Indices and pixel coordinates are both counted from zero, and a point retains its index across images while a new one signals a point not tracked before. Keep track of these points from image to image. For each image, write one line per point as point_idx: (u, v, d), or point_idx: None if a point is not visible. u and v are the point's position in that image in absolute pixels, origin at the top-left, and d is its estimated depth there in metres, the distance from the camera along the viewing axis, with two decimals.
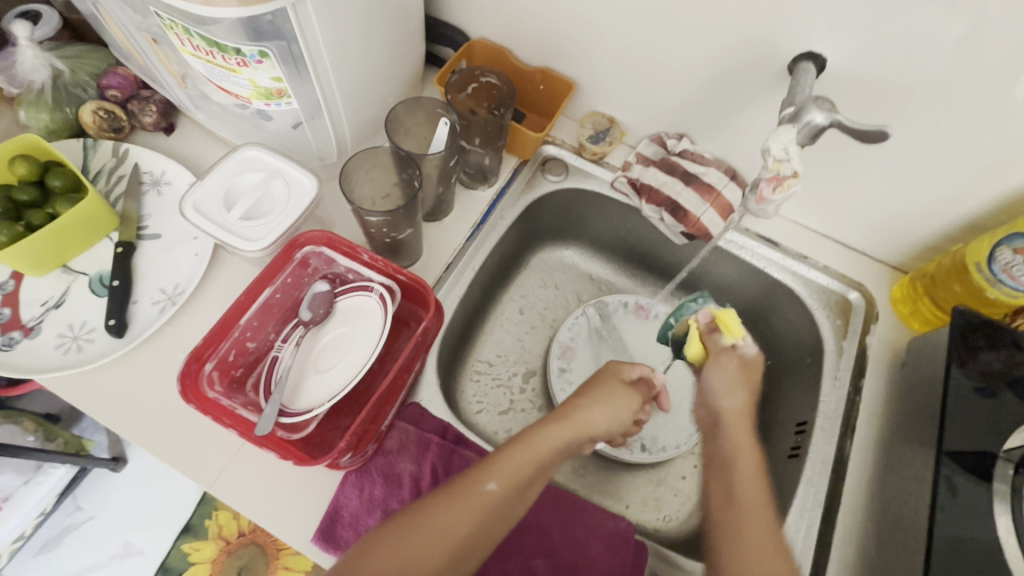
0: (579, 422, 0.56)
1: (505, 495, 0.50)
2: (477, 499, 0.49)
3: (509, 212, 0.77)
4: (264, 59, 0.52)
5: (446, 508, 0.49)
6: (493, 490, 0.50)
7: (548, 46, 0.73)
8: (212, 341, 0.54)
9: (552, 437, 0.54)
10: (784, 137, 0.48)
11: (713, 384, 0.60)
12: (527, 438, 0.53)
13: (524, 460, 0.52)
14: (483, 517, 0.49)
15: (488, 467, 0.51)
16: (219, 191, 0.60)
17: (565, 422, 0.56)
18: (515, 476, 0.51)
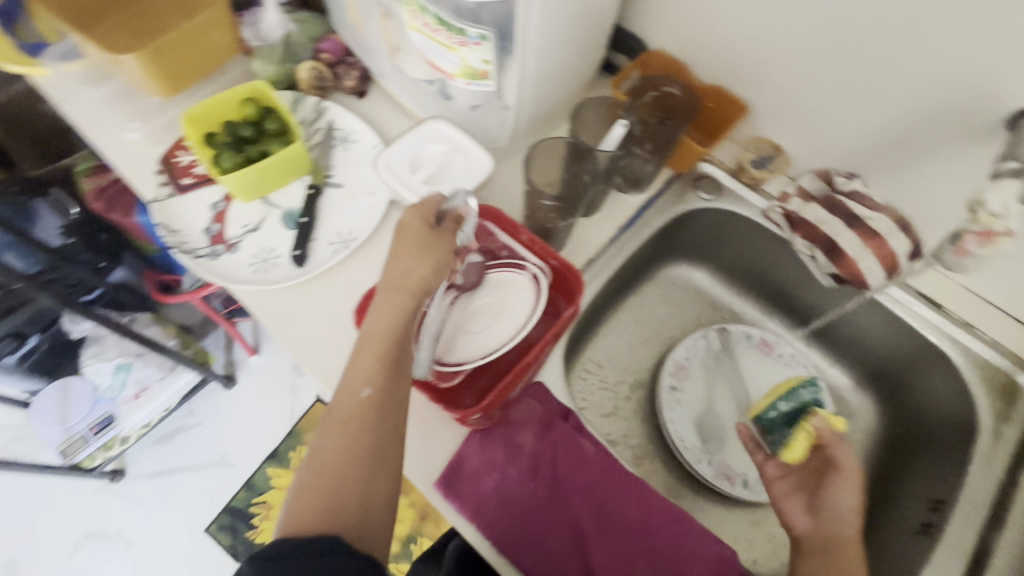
0: (398, 283, 0.54)
1: (370, 365, 0.51)
2: (357, 408, 0.49)
3: (653, 220, 0.78)
4: (483, 42, 0.57)
5: (341, 433, 0.48)
6: (368, 394, 0.50)
7: (728, 65, 0.73)
8: (383, 284, 0.61)
9: (380, 297, 0.54)
10: (1004, 191, 0.45)
11: (834, 492, 0.56)
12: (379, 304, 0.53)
13: (374, 351, 0.51)
14: (358, 424, 0.48)
15: (361, 375, 0.50)
16: (407, 156, 0.67)
17: (389, 295, 0.53)
18: (363, 354, 0.52)
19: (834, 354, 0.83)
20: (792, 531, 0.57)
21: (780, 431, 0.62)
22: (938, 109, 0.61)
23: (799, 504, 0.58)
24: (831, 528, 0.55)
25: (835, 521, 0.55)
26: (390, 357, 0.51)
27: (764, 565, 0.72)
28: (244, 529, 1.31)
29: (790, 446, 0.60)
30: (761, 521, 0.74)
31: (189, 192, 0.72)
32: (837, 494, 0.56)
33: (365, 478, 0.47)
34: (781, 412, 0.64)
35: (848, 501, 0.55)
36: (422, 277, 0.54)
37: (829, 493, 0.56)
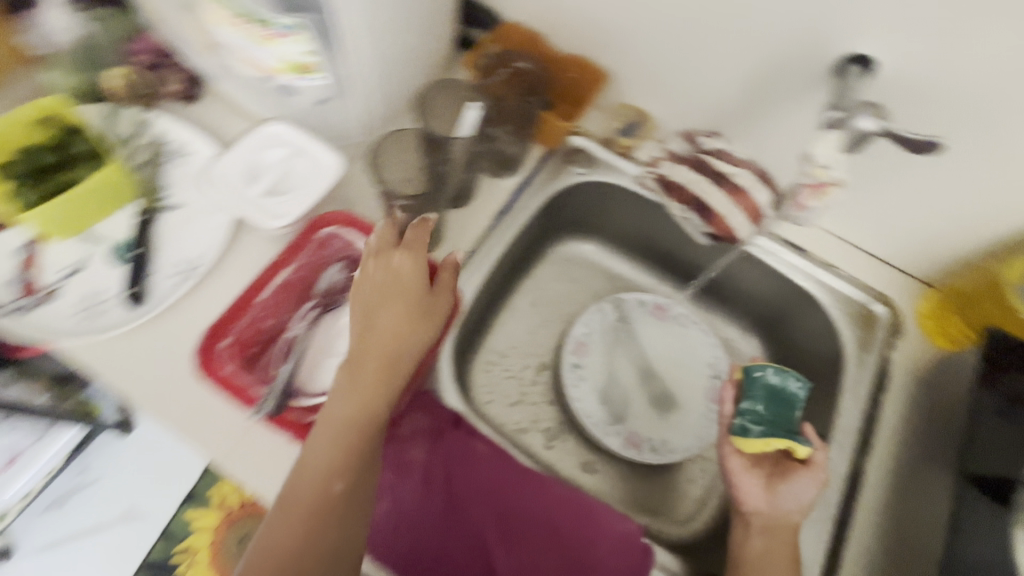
0: (386, 359, 0.51)
1: (336, 447, 0.48)
2: (325, 501, 0.47)
3: (530, 202, 0.76)
4: (298, 31, 0.50)
5: (304, 520, 0.46)
6: (339, 490, 0.47)
7: (581, 32, 0.71)
8: (231, 315, 0.55)
9: (376, 356, 0.51)
10: (828, 145, 0.47)
11: (792, 485, 0.58)
12: (357, 367, 0.50)
13: (343, 436, 0.49)
14: (333, 516, 0.47)
15: (336, 468, 0.48)
16: (243, 166, 0.60)
17: (368, 367, 0.50)
18: (330, 430, 0.49)
19: (723, 308, 0.85)
20: (743, 506, 0.58)
21: (752, 424, 0.60)
22: (777, 63, 0.61)
23: (755, 483, 0.59)
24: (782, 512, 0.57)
25: (785, 507, 0.57)
26: (365, 429, 0.49)
27: (680, 524, 0.73)
28: None
29: (754, 441, 0.59)
30: (671, 480, 0.76)
31: None
32: (796, 486, 0.58)
33: (327, 567, 0.46)
34: (766, 408, 0.60)
35: (800, 496, 0.57)
36: (397, 346, 0.51)
37: (790, 482, 0.58)
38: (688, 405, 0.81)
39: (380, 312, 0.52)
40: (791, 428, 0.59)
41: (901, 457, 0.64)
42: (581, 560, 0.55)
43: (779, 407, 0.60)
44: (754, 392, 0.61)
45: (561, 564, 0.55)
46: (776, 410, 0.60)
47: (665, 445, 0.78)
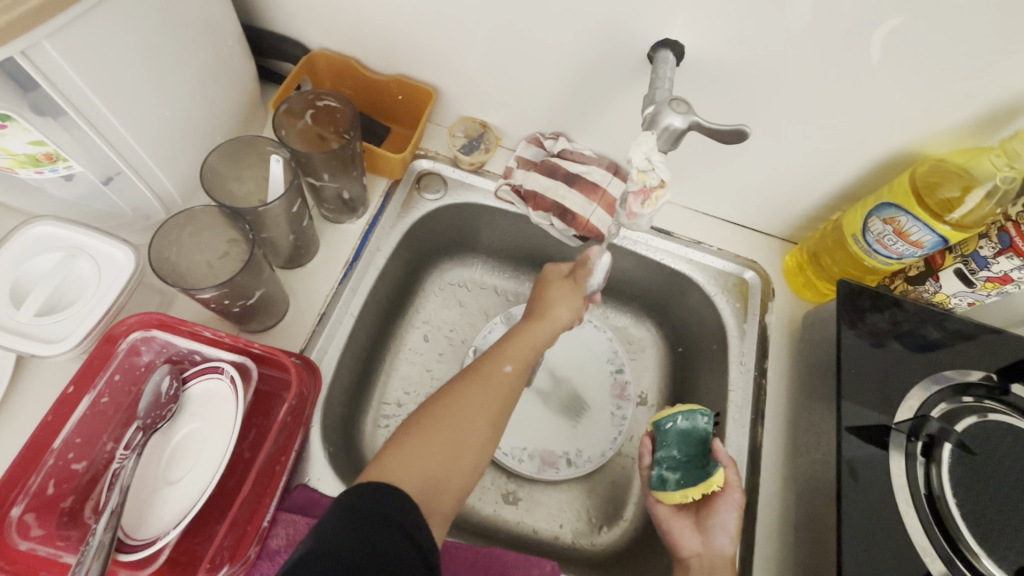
0: (546, 317, 0.61)
1: (488, 402, 0.53)
2: (496, 379, 0.55)
3: (386, 241, 0.69)
4: (8, 123, 0.41)
5: (476, 389, 0.54)
6: (509, 370, 0.56)
7: (396, 52, 0.65)
8: (18, 474, 0.44)
9: (509, 355, 0.57)
10: (645, 145, 0.44)
11: (720, 518, 0.57)
12: (503, 348, 0.58)
13: (522, 345, 0.59)
14: (504, 392, 0.55)
15: (504, 354, 0.57)
16: (2, 286, 0.48)
17: (536, 320, 0.61)
18: (489, 391, 0.54)
19: (612, 300, 0.85)
20: (681, 551, 0.57)
21: (669, 473, 0.60)
22: (595, 58, 0.59)
23: (687, 525, 0.58)
24: (716, 547, 0.55)
25: (718, 543, 0.55)
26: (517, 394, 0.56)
27: (608, 528, 0.72)
28: None
29: (672, 493, 0.59)
30: (595, 487, 0.75)
31: None
32: (723, 516, 0.57)
33: (459, 460, 0.50)
34: (681, 452, 0.60)
35: (729, 527, 0.56)
36: (514, 364, 0.57)
37: (717, 513, 0.57)
38: (598, 409, 0.78)
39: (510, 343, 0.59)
40: (706, 465, 0.59)
41: (791, 419, 0.65)
42: None
43: (693, 447, 0.60)
44: (666, 439, 0.61)
45: None
46: (691, 452, 0.60)
47: (580, 455, 0.75)
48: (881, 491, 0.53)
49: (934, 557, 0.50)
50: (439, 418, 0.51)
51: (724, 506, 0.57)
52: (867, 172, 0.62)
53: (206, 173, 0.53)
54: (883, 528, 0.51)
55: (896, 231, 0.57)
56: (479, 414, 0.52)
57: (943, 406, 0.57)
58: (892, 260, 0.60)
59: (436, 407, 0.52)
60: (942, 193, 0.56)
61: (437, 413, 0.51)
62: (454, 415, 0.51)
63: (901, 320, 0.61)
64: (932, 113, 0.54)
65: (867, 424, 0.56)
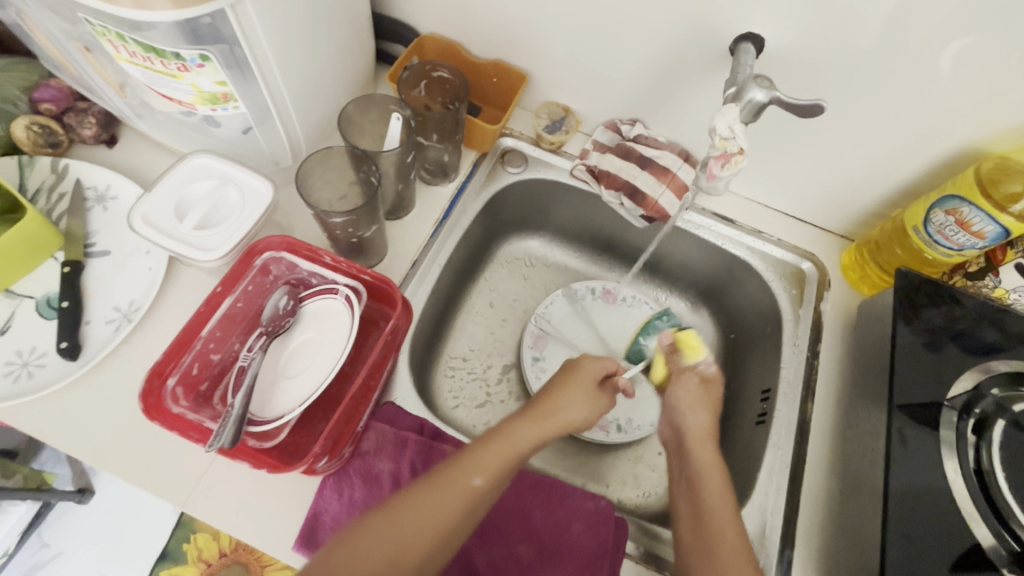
0: (554, 417, 0.57)
1: (436, 517, 0.48)
2: (462, 491, 0.49)
3: (471, 206, 0.77)
4: (206, 63, 0.51)
5: (434, 498, 0.48)
6: (478, 485, 0.50)
7: (498, 38, 0.73)
8: (173, 355, 0.53)
9: (483, 466, 0.51)
10: (728, 116, 0.51)
11: (680, 400, 0.67)
12: (482, 452, 0.52)
13: (506, 453, 0.52)
14: (466, 508, 0.49)
15: (478, 463, 0.51)
16: (170, 203, 0.58)
17: (539, 422, 0.56)
18: (446, 505, 0.48)
19: (669, 285, 0.89)
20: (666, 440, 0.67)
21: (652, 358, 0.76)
22: (681, 49, 0.65)
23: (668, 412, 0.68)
24: (686, 426, 0.65)
25: (690, 421, 0.65)
26: (481, 510, 0.50)
27: (653, 496, 0.75)
28: None
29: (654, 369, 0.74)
30: (642, 456, 0.79)
31: None
32: (683, 402, 0.66)
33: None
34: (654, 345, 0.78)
35: (687, 396, 0.67)
36: (488, 477, 0.50)
37: (676, 402, 0.67)
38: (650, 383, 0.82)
39: (495, 448, 0.52)
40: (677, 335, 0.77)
41: (842, 399, 0.68)
42: (555, 546, 0.56)
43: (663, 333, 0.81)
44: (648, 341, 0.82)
45: (537, 552, 0.56)
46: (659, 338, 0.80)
47: (631, 423, 0.79)
48: (930, 460, 0.56)
49: (979, 524, 0.53)
50: (382, 521, 0.47)
51: (676, 382, 0.69)
52: (932, 169, 0.66)
53: (345, 121, 0.64)
54: (929, 495, 0.54)
55: (958, 222, 0.60)
56: (427, 527, 0.47)
57: (997, 391, 0.59)
58: (953, 252, 0.63)
59: (384, 508, 0.48)
60: (1005, 189, 0.58)
61: (384, 513, 0.47)
62: (393, 527, 0.46)
63: (958, 317, 0.63)
64: (1003, 112, 0.57)
65: (919, 402, 0.59)
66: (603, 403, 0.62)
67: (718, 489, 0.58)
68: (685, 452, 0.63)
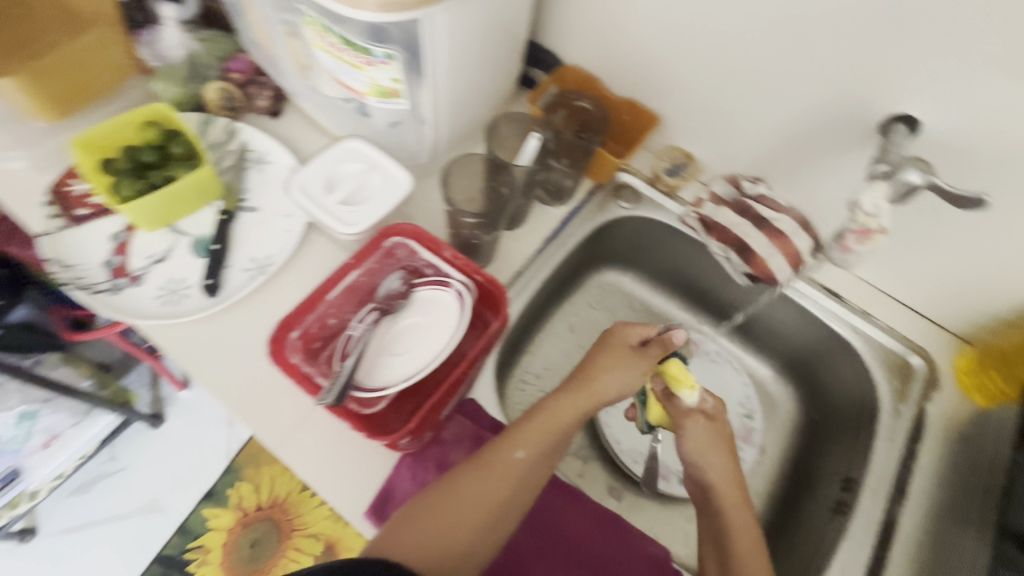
0: (591, 387, 0.57)
1: (495, 492, 0.51)
2: (507, 465, 0.52)
3: (578, 230, 0.80)
4: (390, 61, 0.57)
5: (484, 475, 0.52)
6: (520, 457, 0.53)
7: (639, 79, 0.76)
8: (301, 311, 0.59)
9: (522, 439, 0.54)
10: (876, 193, 0.51)
11: (690, 452, 0.58)
12: (521, 429, 0.55)
13: (546, 426, 0.55)
14: (513, 481, 0.52)
15: (517, 437, 0.54)
16: (322, 176, 0.65)
17: (579, 392, 0.57)
18: (495, 482, 0.51)
19: (755, 349, 0.87)
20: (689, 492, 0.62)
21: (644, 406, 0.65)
22: (826, 120, 0.65)
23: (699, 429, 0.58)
24: (708, 479, 0.58)
25: (707, 476, 0.58)
26: (533, 479, 0.53)
27: None
28: None
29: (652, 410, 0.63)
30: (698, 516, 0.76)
31: (85, 223, 0.67)
32: (696, 445, 0.58)
33: (461, 546, 0.49)
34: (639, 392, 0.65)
35: (696, 436, 0.58)
36: (532, 449, 0.54)
37: (687, 442, 0.58)
38: None
39: (535, 425, 0.55)
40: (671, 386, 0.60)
41: (936, 510, 0.63)
42: None
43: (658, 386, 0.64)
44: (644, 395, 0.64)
45: None
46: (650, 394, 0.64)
47: None
48: None
49: None
50: (439, 500, 0.50)
51: (681, 428, 0.59)
52: None
53: (493, 132, 0.72)
54: None
55: None
56: (479, 506, 0.50)
57: None
58: None
59: (439, 488, 0.51)
60: None
61: (441, 494, 0.51)
62: (450, 505, 0.50)
63: None
64: None
65: None
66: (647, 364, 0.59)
67: (753, 549, 0.55)
68: (710, 510, 0.58)
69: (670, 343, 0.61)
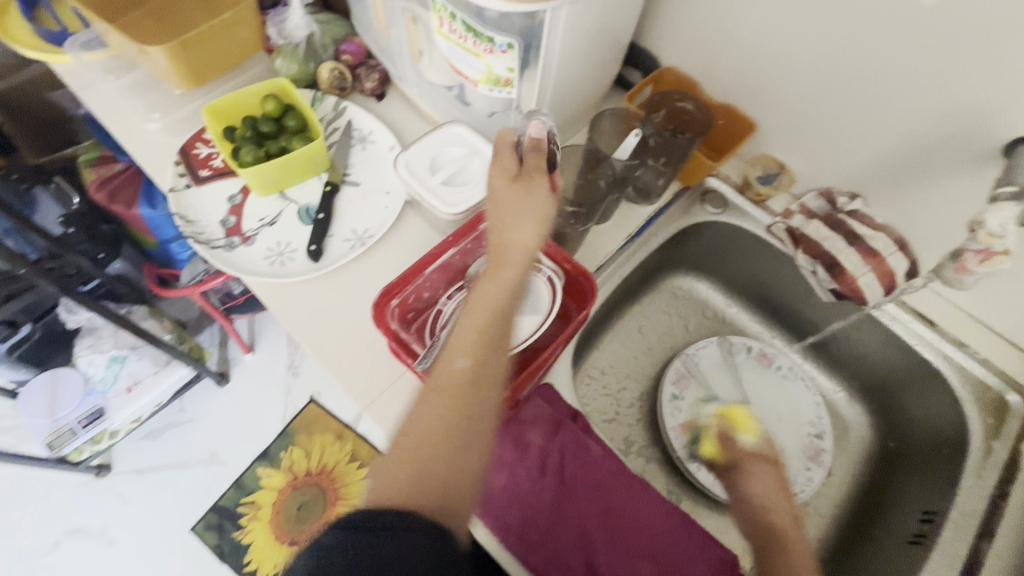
0: (497, 247, 0.51)
1: (448, 405, 0.47)
2: (455, 378, 0.47)
3: (659, 232, 0.81)
4: (509, 50, 0.59)
5: (434, 395, 0.47)
6: (462, 365, 0.48)
7: (740, 85, 0.76)
8: (400, 282, 0.61)
9: (460, 346, 0.48)
10: (1004, 213, 0.49)
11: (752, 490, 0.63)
12: (458, 335, 0.49)
13: (484, 317, 0.49)
14: (461, 391, 0.47)
15: (456, 345, 0.49)
16: (427, 157, 0.68)
17: (502, 264, 0.51)
18: (435, 399, 0.47)
19: (829, 368, 0.85)
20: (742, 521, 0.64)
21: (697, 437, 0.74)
22: (942, 137, 0.63)
23: (761, 476, 0.64)
24: (770, 518, 0.60)
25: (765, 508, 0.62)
26: (490, 383, 0.48)
27: None
28: (231, 528, 1.34)
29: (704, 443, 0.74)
30: None
31: (206, 184, 0.72)
32: (757, 485, 0.63)
33: (461, 472, 0.46)
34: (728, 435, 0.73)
35: (763, 483, 0.63)
36: (479, 350, 0.48)
37: (749, 483, 0.64)
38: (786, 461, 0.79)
39: (467, 325, 0.49)
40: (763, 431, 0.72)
41: None
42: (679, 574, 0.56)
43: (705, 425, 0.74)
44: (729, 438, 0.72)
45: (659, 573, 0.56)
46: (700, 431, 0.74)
47: None
48: None
49: None
50: (435, 441, 0.46)
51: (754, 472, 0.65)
52: None
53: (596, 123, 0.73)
54: None
55: None
56: (432, 430, 0.46)
57: None
58: None
59: (422, 427, 0.47)
60: None
61: (423, 432, 0.47)
62: (442, 441, 0.46)
63: None
64: None
65: None
66: (548, 203, 0.52)
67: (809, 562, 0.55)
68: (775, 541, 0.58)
69: (541, 144, 0.55)
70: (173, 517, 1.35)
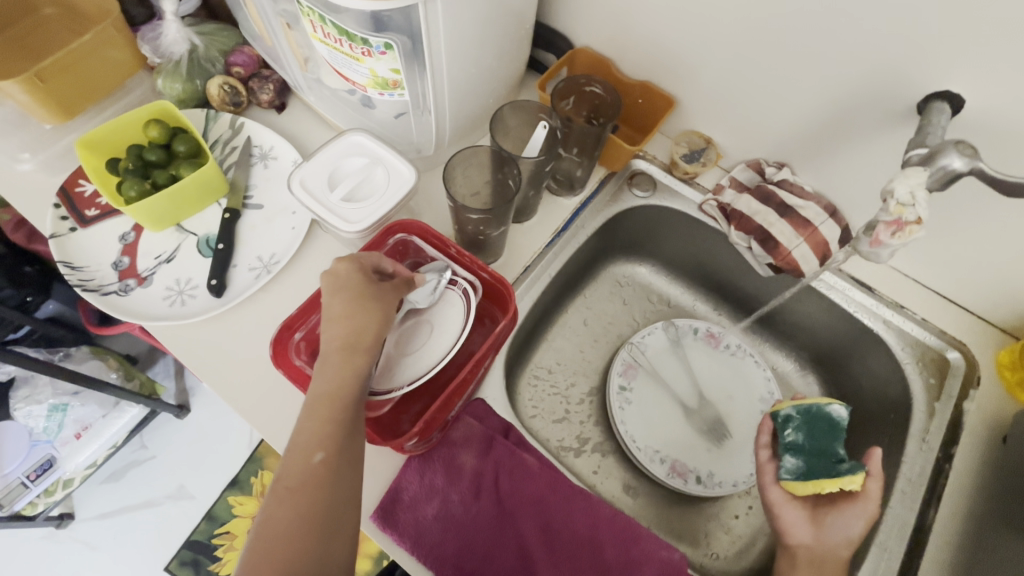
0: (348, 338, 0.50)
1: (300, 504, 0.44)
2: (311, 475, 0.45)
3: (590, 222, 0.77)
4: (388, 51, 0.54)
5: (284, 500, 0.44)
6: (322, 459, 0.46)
7: (654, 61, 0.72)
8: (304, 312, 0.58)
9: (313, 441, 0.46)
10: (913, 180, 0.47)
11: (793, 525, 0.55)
12: (303, 431, 0.47)
13: (324, 407, 0.47)
14: (319, 489, 0.45)
15: (314, 439, 0.46)
16: (325, 172, 0.63)
17: (338, 352, 0.49)
18: (286, 499, 0.44)
19: (777, 341, 0.84)
20: (789, 538, 0.55)
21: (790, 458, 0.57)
22: (858, 99, 0.60)
23: (798, 514, 0.56)
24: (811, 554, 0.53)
25: (832, 540, 0.53)
26: (346, 478, 0.46)
27: (721, 560, 0.72)
28: (207, 562, 1.31)
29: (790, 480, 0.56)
30: (717, 514, 0.74)
31: (94, 224, 0.67)
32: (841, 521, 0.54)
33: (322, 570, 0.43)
34: (806, 441, 0.58)
35: (849, 530, 0.53)
36: (315, 432, 0.46)
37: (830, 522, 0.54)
38: (739, 441, 0.78)
39: (303, 419, 0.47)
40: (835, 461, 0.56)
41: (974, 515, 0.60)
42: None
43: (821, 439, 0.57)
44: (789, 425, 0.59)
45: None
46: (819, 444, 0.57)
47: (711, 477, 0.76)
48: None
49: None
50: (267, 545, 0.43)
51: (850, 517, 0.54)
52: None
53: (497, 118, 0.68)
54: None
55: None
56: (278, 533, 0.43)
57: None
58: None
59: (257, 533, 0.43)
60: None
61: (263, 538, 0.43)
62: (279, 544, 0.43)
63: None
64: None
65: None
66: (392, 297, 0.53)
67: None
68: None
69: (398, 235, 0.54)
70: (144, 558, 1.31)
